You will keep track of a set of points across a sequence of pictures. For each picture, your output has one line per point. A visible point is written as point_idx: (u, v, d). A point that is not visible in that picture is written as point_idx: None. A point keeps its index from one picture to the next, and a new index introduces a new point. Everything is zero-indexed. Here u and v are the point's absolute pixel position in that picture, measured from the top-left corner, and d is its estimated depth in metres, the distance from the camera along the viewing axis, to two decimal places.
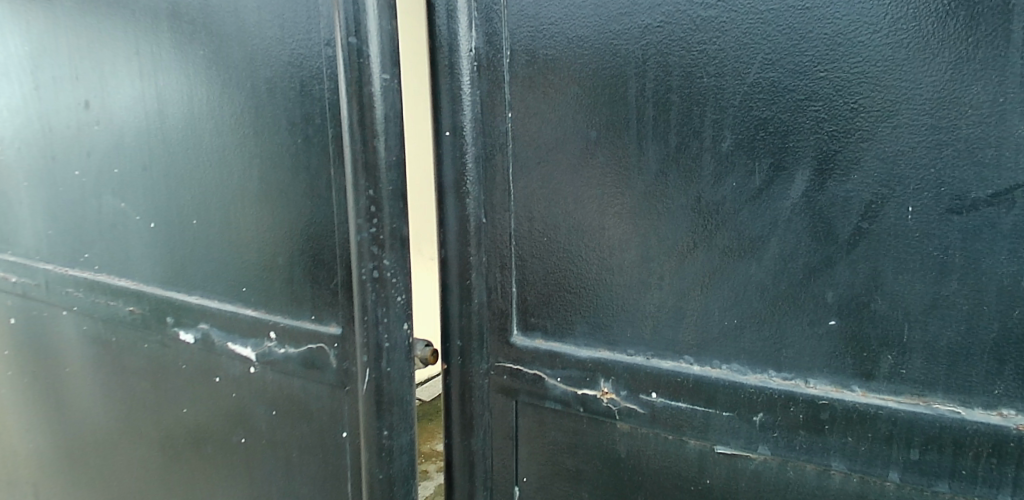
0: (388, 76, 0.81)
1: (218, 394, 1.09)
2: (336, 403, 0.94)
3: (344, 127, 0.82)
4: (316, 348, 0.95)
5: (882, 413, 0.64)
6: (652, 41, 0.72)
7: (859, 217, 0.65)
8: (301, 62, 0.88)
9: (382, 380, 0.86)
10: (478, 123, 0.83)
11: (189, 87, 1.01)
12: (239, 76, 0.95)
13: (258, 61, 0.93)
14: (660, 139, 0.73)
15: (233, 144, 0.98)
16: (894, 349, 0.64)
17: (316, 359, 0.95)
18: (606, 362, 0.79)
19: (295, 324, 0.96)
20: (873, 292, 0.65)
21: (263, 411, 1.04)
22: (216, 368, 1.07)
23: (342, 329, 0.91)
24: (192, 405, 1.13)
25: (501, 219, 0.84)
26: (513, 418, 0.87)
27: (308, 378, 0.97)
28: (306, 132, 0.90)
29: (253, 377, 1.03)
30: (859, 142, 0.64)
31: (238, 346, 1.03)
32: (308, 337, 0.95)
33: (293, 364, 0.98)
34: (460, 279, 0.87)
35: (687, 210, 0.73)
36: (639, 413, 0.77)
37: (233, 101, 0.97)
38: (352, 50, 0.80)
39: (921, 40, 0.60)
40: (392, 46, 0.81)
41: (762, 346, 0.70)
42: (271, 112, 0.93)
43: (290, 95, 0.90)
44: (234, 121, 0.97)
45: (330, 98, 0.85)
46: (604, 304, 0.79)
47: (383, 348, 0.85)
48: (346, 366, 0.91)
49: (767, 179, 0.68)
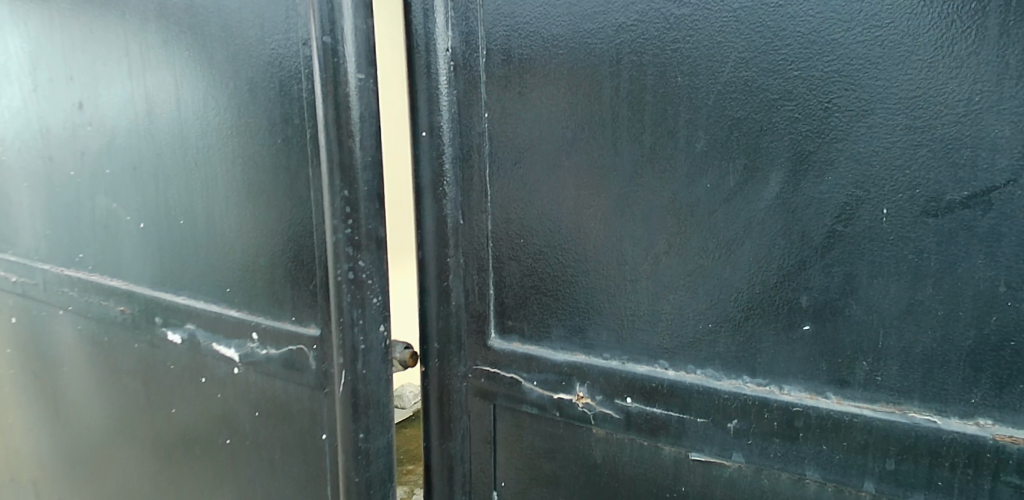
0: (363, 75, 0.81)
1: (204, 395, 1.09)
2: (316, 405, 0.94)
3: (320, 127, 0.82)
4: (295, 350, 0.94)
5: (857, 420, 0.63)
6: (625, 40, 0.71)
7: (834, 219, 0.63)
8: (281, 62, 0.89)
9: (358, 382, 0.86)
10: (455, 124, 0.82)
11: (175, 87, 1.02)
12: (222, 77, 0.96)
13: (240, 61, 0.94)
14: (634, 139, 0.72)
15: (217, 144, 0.98)
16: (869, 355, 0.62)
17: (297, 360, 0.95)
18: (581, 366, 0.77)
19: (276, 325, 0.96)
20: (847, 296, 0.63)
21: (247, 412, 1.04)
22: (202, 369, 1.08)
23: (321, 330, 0.91)
24: (180, 405, 1.13)
25: (478, 220, 0.82)
26: (490, 422, 0.85)
27: (290, 379, 0.97)
28: (286, 132, 0.90)
29: (236, 377, 1.03)
30: (833, 142, 0.63)
31: (222, 347, 1.03)
32: (289, 338, 0.95)
33: (275, 365, 0.98)
34: (439, 281, 0.86)
35: (661, 211, 0.71)
36: (614, 419, 0.75)
37: (217, 101, 0.97)
38: (327, 50, 0.80)
39: (896, 37, 0.59)
40: (368, 46, 0.81)
41: (736, 351, 0.69)
42: (252, 112, 0.93)
43: (271, 94, 0.91)
44: (217, 121, 0.97)
45: (308, 98, 0.86)
46: (580, 307, 0.77)
47: (359, 350, 0.85)
48: (324, 367, 0.91)
49: (741, 180, 0.67)
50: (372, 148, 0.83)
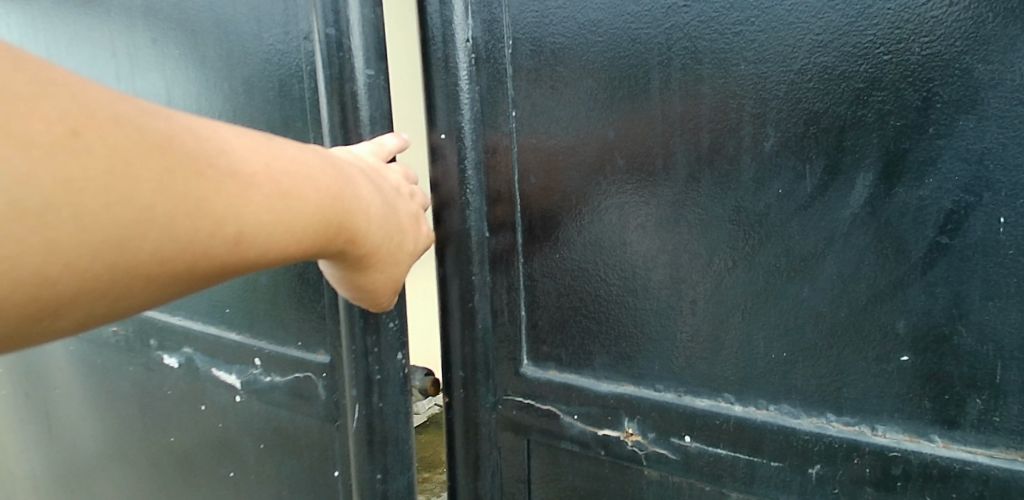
0: (373, 71, 0.71)
1: (202, 426, 1.00)
2: (326, 439, 0.86)
3: (325, 131, 0.73)
4: (302, 377, 0.86)
5: (969, 469, 0.53)
6: (677, 24, 0.61)
7: (938, 230, 0.53)
8: (280, 58, 0.79)
9: (374, 417, 0.77)
10: (478, 124, 0.71)
11: (165, 89, 0.92)
12: (216, 77, 0.86)
13: (234, 59, 0.84)
14: (688, 139, 0.62)
15: None
16: (985, 392, 0.52)
17: (303, 389, 0.87)
18: (630, 398, 0.67)
19: (281, 350, 0.88)
20: (956, 321, 0.53)
21: (251, 444, 0.95)
22: (200, 396, 0.99)
23: (331, 356, 0.83)
24: (179, 433, 1.04)
25: (507, 234, 0.72)
26: (524, 459, 0.75)
27: (298, 409, 0.88)
28: (289, 137, 0.81)
29: (239, 407, 0.94)
30: (935, 139, 0.52)
31: (222, 373, 0.94)
32: (296, 364, 0.87)
33: (279, 394, 0.89)
34: (462, 305, 0.75)
35: (723, 221, 0.62)
36: (671, 460, 0.66)
37: (211, 104, 0.87)
38: (331, 43, 0.71)
39: (1015, 10, 0.48)
40: (378, 38, 0.71)
41: (818, 385, 0.59)
42: (249, 116, 0.84)
43: (269, 95, 0.82)
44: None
45: (311, 98, 0.77)
46: (628, 331, 0.68)
47: (374, 382, 0.76)
48: (336, 398, 0.83)
49: (821, 184, 0.57)
50: None
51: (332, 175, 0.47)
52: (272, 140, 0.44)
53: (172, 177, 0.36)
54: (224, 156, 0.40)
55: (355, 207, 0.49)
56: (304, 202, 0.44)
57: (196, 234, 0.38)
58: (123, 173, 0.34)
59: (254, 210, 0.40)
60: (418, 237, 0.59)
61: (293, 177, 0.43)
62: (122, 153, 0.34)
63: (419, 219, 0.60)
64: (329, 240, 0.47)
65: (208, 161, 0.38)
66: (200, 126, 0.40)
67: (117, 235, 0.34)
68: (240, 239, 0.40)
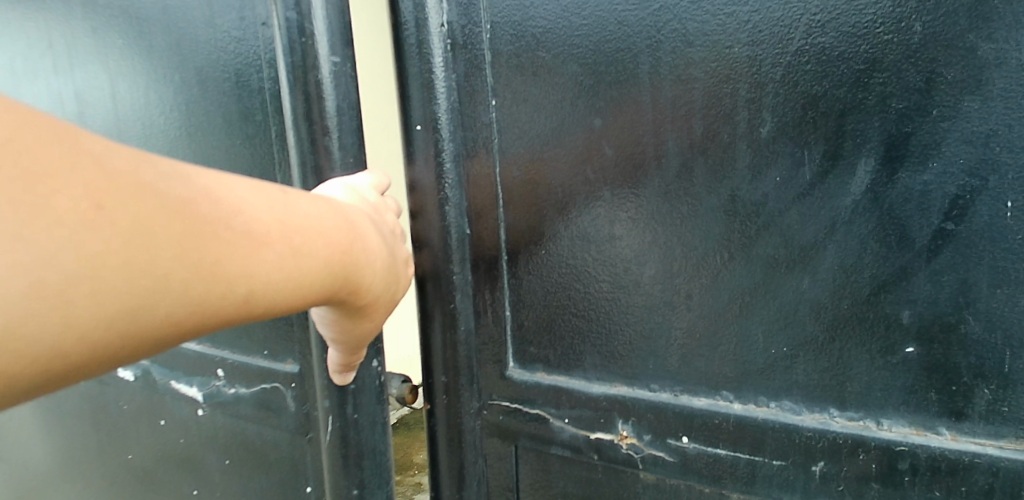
0: (339, 58, 0.66)
1: (160, 441, 0.94)
2: (297, 453, 0.81)
3: (288, 123, 0.68)
4: (270, 388, 0.81)
5: (978, 462, 0.52)
6: (667, 4, 0.57)
7: (942, 216, 0.51)
8: (235, 46, 0.74)
9: (348, 428, 0.72)
10: (455, 114, 0.66)
11: (110, 83, 0.85)
12: (165, 67, 0.80)
13: (185, 48, 0.78)
14: (681, 126, 0.59)
15: (164, 149, 0.83)
16: (993, 382, 0.51)
17: (271, 401, 0.81)
18: (624, 399, 0.64)
19: (246, 361, 0.83)
20: (963, 310, 0.51)
21: (215, 460, 0.89)
22: (159, 410, 0.92)
23: (301, 365, 0.78)
24: (136, 450, 0.97)
25: (489, 230, 0.68)
26: (512, 466, 0.72)
27: (266, 422, 0.83)
28: (250, 132, 0.75)
29: (201, 421, 0.88)
30: (939, 121, 0.50)
31: (183, 386, 0.89)
32: (262, 375, 0.82)
33: (245, 407, 0.84)
34: (442, 307, 0.70)
35: (719, 212, 0.59)
36: (668, 462, 0.64)
37: (161, 97, 0.81)
38: (292, 27, 0.65)
39: None
40: (344, 21, 0.66)
41: (820, 380, 0.57)
42: (204, 109, 0.78)
43: (225, 87, 0.76)
44: (163, 121, 0.82)
45: (271, 89, 0.72)
46: (620, 329, 0.65)
47: (347, 391, 0.71)
48: (307, 410, 0.79)
49: (820, 170, 0.55)
50: (353, 147, 0.68)
51: (343, 221, 0.44)
52: (285, 189, 0.41)
53: (189, 243, 0.33)
54: (242, 215, 0.37)
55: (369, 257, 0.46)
56: (320, 256, 0.41)
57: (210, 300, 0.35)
58: (142, 247, 0.31)
59: (267, 272, 0.38)
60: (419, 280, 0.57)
61: (306, 230, 0.40)
62: (144, 224, 0.32)
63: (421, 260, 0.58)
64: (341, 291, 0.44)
65: (222, 224, 0.36)
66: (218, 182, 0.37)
67: (132, 307, 0.31)
68: (251, 298, 0.37)
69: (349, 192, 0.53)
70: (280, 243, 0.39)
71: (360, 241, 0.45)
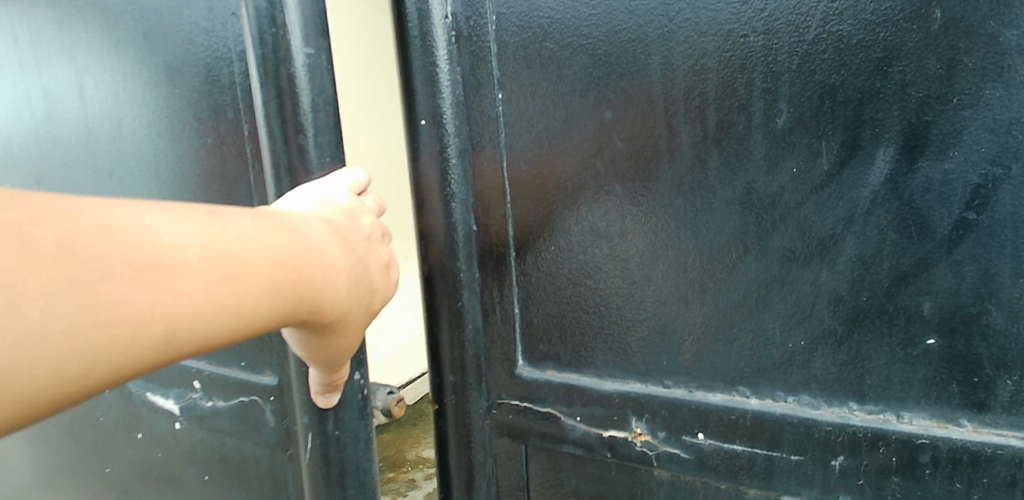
0: (313, 49, 0.63)
1: (138, 456, 0.92)
2: (278, 469, 0.79)
3: (261, 118, 0.66)
4: (248, 401, 0.79)
5: (1001, 453, 0.51)
6: None
7: (964, 205, 0.50)
8: (205, 39, 0.71)
9: (331, 445, 0.69)
10: (460, 108, 0.64)
11: (77, 82, 0.83)
12: (135, 62, 0.77)
13: (155, 43, 0.75)
14: (695, 118, 0.58)
15: (136, 147, 0.80)
16: (1016, 372, 0.50)
17: (249, 414, 0.80)
18: (637, 396, 0.63)
19: (224, 373, 0.81)
20: (984, 301, 0.51)
21: (195, 473, 0.87)
22: (137, 423, 0.90)
23: (278, 378, 0.76)
24: (114, 463, 0.95)
25: (496, 227, 0.66)
26: (522, 467, 0.70)
27: (245, 436, 0.81)
28: (220, 128, 0.73)
29: (179, 435, 0.87)
30: (960, 109, 0.49)
31: (159, 398, 0.87)
32: (241, 386, 0.80)
33: (223, 420, 0.82)
34: (449, 305, 0.68)
35: (734, 204, 0.58)
36: (683, 459, 0.63)
37: (132, 93, 0.79)
38: (261, 16, 0.62)
39: None
40: (319, 10, 0.63)
41: (839, 373, 0.57)
42: (175, 107, 0.76)
43: (195, 82, 0.73)
44: (133, 117, 0.79)
45: (243, 84, 0.69)
46: (632, 325, 0.63)
47: (328, 408, 0.67)
48: (286, 424, 0.77)
49: (839, 161, 0.54)
50: (330, 145, 0.66)
51: (286, 240, 0.42)
52: (218, 214, 0.39)
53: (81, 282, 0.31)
54: (150, 244, 0.35)
55: (319, 269, 0.43)
56: (253, 275, 0.39)
57: (121, 340, 0.32)
58: (35, 276, 0.29)
59: (188, 301, 0.35)
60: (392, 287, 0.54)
61: (234, 253, 0.38)
62: (24, 271, 0.29)
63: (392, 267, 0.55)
64: (290, 311, 0.42)
65: (131, 255, 0.33)
66: (119, 212, 0.35)
67: (20, 361, 0.29)
68: (172, 335, 0.35)
69: (324, 203, 0.51)
70: (206, 270, 0.36)
71: (304, 260, 0.42)
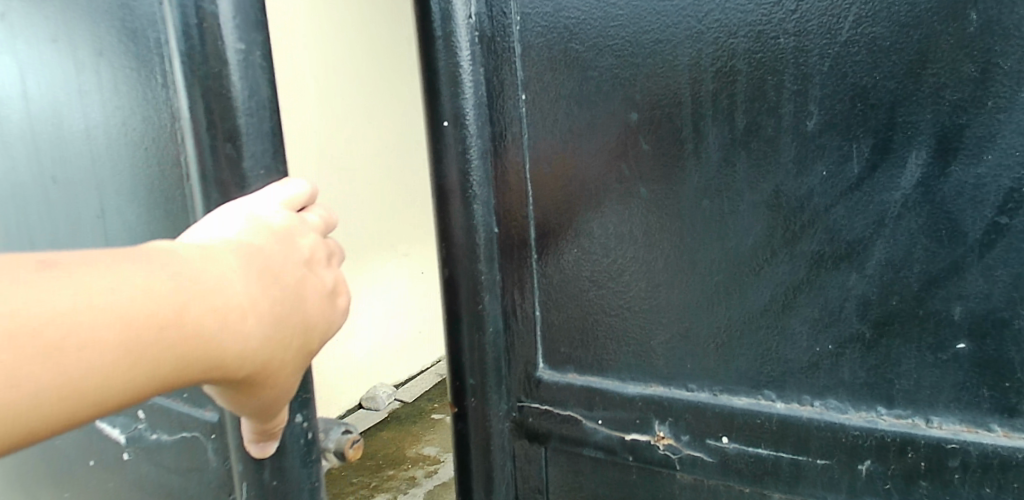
0: (245, 45, 0.51)
1: (89, 492, 0.83)
2: None
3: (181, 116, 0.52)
4: (190, 439, 0.68)
5: None
6: None
7: (996, 210, 0.50)
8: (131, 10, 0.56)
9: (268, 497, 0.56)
10: (483, 109, 0.64)
11: (18, 77, 0.70)
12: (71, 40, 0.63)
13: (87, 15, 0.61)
14: (724, 119, 0.57)
15: (78, 143, 0.67)
16: None
17: (191, 452, 0.68)
18: (661, 400, 0.63)
19: (167, 404, 0.70)
20: (1016, 306, 0.51)
21: None
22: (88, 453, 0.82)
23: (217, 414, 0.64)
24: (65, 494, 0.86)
25: (518, 229, 0.65)
26: (541, 470, 0.70)
27: (190, 476, 0.70)
28: (152, 127, 0.59)
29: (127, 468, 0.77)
30: (995, 113, 0.49)
31: (109, 426, 0.78)
32: (180, 421, 0.69)
33: (168, 456, 0.71)
34: (469, 308, 0.68)
35: (762, 206, 0.57)
36: (706, 463, 0.62)
37: (69, 90, 0.66)
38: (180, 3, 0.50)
39: None
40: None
41: (866, 377, 0.56)
42: (113, 94, 0.62)
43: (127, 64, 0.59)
44: (71, 110, 0.66)
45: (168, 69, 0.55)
46: (655, 328, 0.63)
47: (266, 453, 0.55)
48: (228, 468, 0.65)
49: (869, 164, 0.53)
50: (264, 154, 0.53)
51: (165, 289, 0.37)
52: (76, 266, 0.34)
53: None
54: None
55: (210, 324, 0.38)
56: (107, 346, 0.34)
57: None
58: None
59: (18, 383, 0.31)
60: (331, 319, 0.49)
61: (87, 320, 0.33)
62: None
63: (334, 295, 0.49)
64: (169, 372, 0.37)
65: None
66: None
67: None
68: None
69: (252, 226, 0.44)
70: (37, 342, 0.32)
71: (190, 307, 0.37)
